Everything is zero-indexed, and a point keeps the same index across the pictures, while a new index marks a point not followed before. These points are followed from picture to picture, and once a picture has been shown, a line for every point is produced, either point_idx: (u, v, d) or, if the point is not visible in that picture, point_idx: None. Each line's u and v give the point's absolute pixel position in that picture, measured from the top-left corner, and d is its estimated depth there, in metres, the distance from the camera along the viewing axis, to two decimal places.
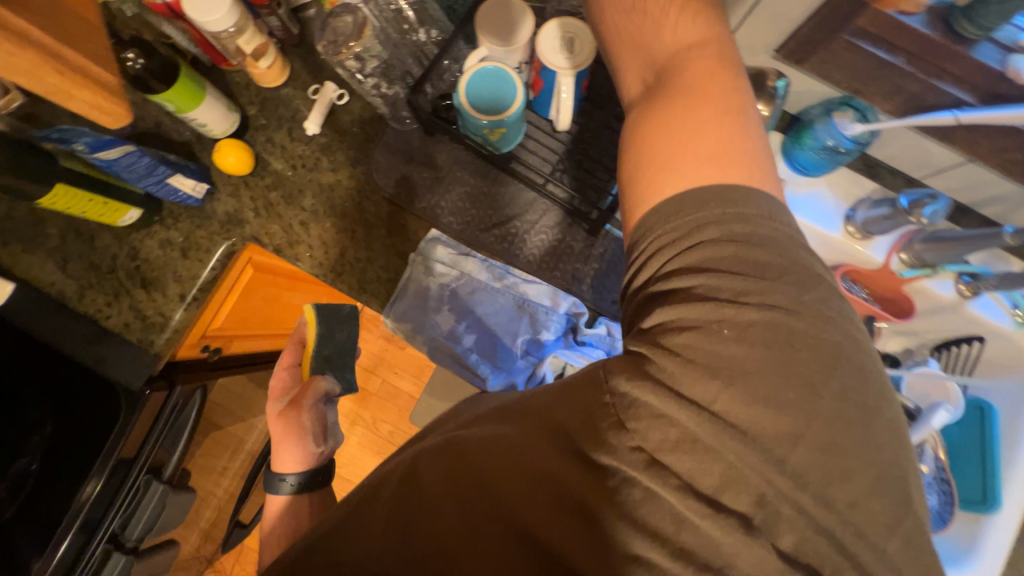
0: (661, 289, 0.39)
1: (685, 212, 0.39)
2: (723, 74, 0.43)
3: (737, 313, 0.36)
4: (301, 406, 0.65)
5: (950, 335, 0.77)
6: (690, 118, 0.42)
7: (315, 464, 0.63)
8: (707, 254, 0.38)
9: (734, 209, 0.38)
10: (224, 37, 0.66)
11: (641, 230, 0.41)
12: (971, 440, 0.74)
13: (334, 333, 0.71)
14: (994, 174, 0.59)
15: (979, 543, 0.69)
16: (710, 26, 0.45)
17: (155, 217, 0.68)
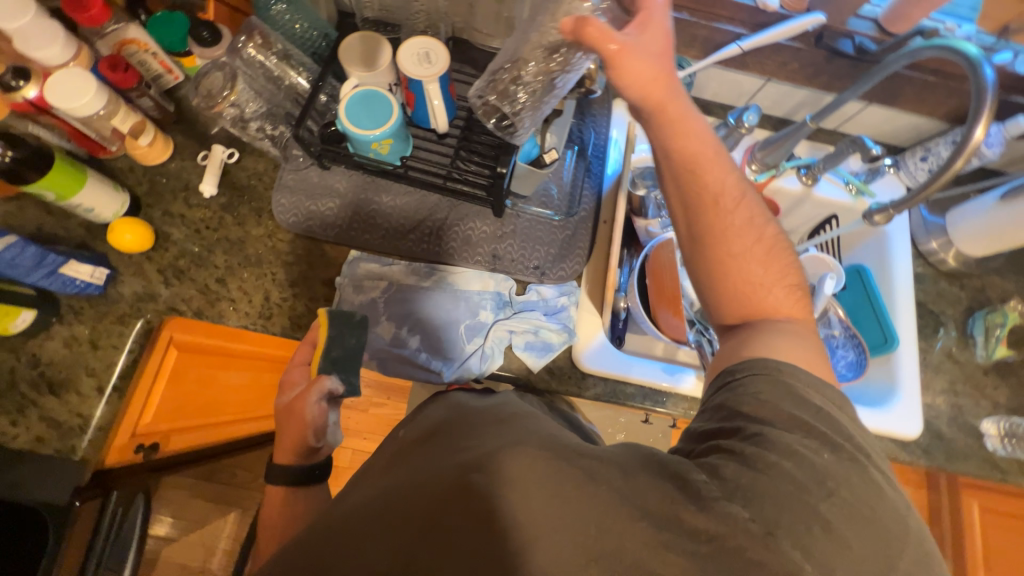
0: (748, 407, 0.46)
1: (777, 371, 0.48)
2: (801, 315, 0.54)
3: (817, 442, 0.43)
4: (306, 402, 0.60)
5: (815, 221, 0.94)
6: (796, 337, 0.51)
7: (312, 459, 0.61)
8: (784, 388, 0.46)
9: (821, 388, 0.47)
10: (95, 121, 0.67)
11: (744, 365, 0.50)
12: (859, 297, 0.86)
13: (347, 336, 0.62)
14: (789, 86, 0.83)
15: (898, 377, 0.80)
16: (793, 286, 0.56)
17: (53, 317, 0.68)
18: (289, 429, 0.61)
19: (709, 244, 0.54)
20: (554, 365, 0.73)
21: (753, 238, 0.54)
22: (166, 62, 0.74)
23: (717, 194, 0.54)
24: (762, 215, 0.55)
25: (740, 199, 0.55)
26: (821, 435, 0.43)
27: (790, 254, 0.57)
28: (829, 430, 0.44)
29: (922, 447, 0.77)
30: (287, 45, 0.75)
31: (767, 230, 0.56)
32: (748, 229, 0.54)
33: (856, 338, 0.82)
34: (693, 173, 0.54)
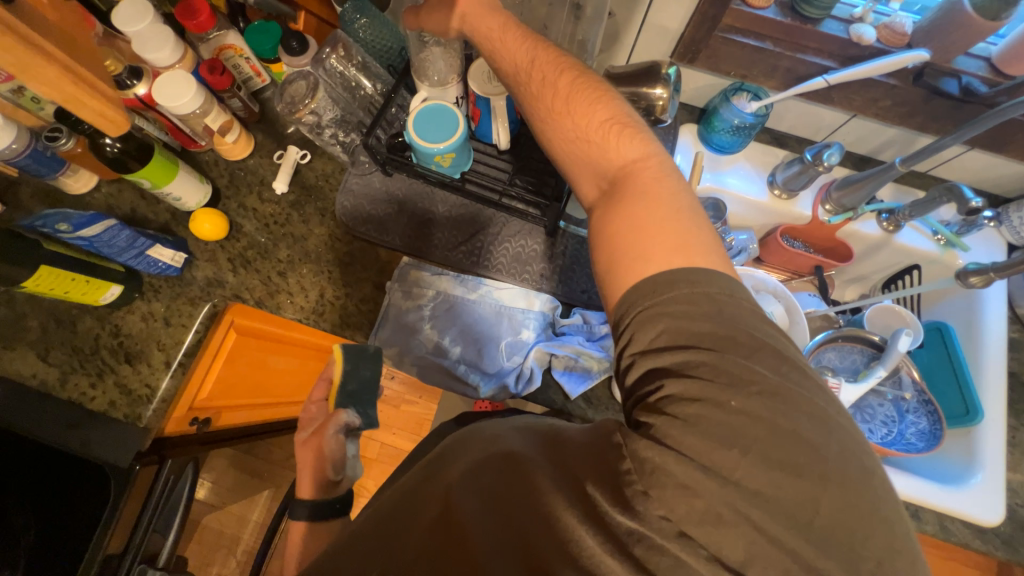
0: (655, 366, 0.43)
1: (660, 292, 0.44)
2: (664, 180, 0.51)
3: (728, 384, 0.40)
4: (324, 434, 0.63)
5: (893, 270, 0.86)
6: (648, 206, 0.48)
7: (330, 493, 0.62)
8: (680, 324, 0.42)
9: (701, 289, 0.43)
10: (191, 118, 0.73)
11: (624, 306, 0.45)
12: (939, 359, 0.78)
13: (362, 368, 0.66)
14: (875, 123, 0.78)
15: (979, 454, 0.71)
16: (640, 135, 0.54)
17: (136, 292, 0.74)
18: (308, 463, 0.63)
19: (551, 134, 0.57)
20: (592, 394, 0.71)
21: (585, 113, 0.55)
22: (257, 66, 0.81)
23: (540, 86, 0.57)
24: (595, 93, 0.56)
25: (574, 97, 0.56)
26: (733, 369, 0.40)
27: (628, 114, 0.55)
28: (738, 355, 0.41)
29: (1003, 537, 0.68)
30: (366, 56, 0.80)
31: (625, 123, 0.54)
32: (580, 111, 0.55)
33: (930, 405, 0.74)
34: (521, 78, 0.59)
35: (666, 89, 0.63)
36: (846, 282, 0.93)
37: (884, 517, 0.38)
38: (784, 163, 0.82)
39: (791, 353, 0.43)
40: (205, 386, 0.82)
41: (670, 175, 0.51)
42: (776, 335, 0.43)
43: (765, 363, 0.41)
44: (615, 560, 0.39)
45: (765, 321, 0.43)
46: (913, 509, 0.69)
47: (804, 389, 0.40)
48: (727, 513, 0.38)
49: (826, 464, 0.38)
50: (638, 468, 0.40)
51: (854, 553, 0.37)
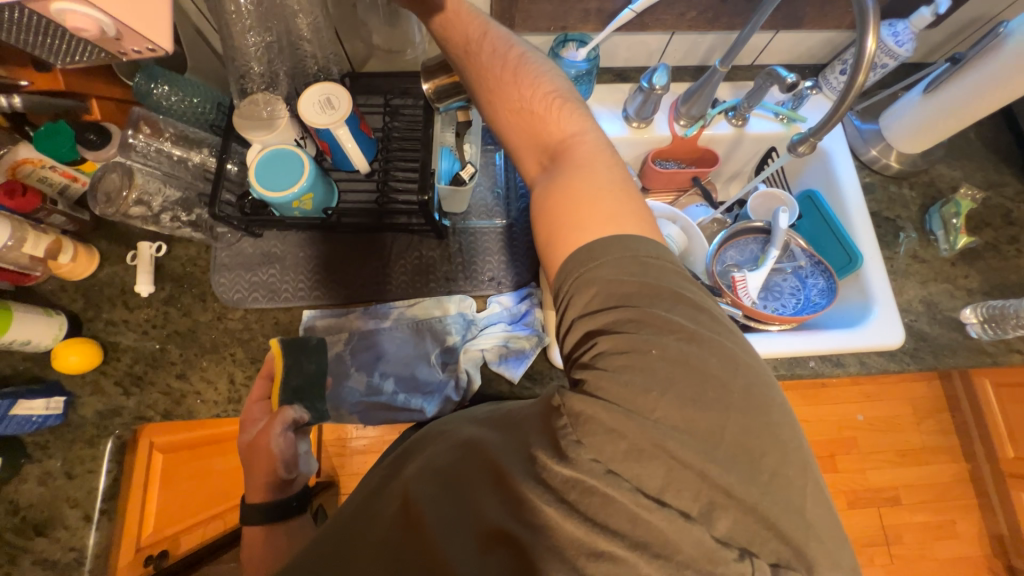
0: (589, 328, 0.42)
1: (594, 257, 0.42)
2: (602, 154, 0.48)
3: (652, 335, 0.40)
4: (270, 434, 0.61)
5: (758, 159, 0.93)
6: (582, 178, 0.46)
7: (286, 491, 0.60)
8: (611, 286, 0.42)
9: (632, 254, 0.42)
10: (6, 253, 0.64)
11: (562, 274, 0.44)
12: (817, 222, 0.86)
13: (304, 362, 0.67)
14: (694, 34, 0.82)
15: (872, 293, 0.79)
16: (579, 111, 0.52)
17: (21, 457, 0.66)
18: (257, 465, 0.60)
19: (493, 104, 0.53)
20: (534, 370, 0.71)
21: (531, 86, 0.52)
22: (68, 171, 0.72)
23: (490, 58, 0.54)
24: (542, 68, 0.54)
25: (523, 72, 0.53)
26: (658, 320, 0.40)
27: (570, 90, 0.54)
28: (660, 310, 0.41)
29: (910, 352, 0.77)
30: (180, 126, 0.74)
31: (569, 104, 0.52)
32: (525, 83, 0.52)
33: (822, 265, 0.82)
34: (471, 48, 0.55)
35: None
36: (726, 181, 1.00)
37: (771, 412, 0.38)
38: (630, 96, 0.85)
39: (710, 305, 0.43)
40: (147, 521, 0.75)
41: (605, 150, 0.49)
42: (696, 293, 0.43)
43: (686, 316, 0.41)
44: (553, 509, 0.38)
45: (686, 281, 0.43)
46: (835, 359, 0.76)
47: (718, 334, 0.41)
48: (634, 463, 0.37)
49: (729, 396, 0.38)
50: (573, 420, 0.38)
51: (748, 444, 0.37)
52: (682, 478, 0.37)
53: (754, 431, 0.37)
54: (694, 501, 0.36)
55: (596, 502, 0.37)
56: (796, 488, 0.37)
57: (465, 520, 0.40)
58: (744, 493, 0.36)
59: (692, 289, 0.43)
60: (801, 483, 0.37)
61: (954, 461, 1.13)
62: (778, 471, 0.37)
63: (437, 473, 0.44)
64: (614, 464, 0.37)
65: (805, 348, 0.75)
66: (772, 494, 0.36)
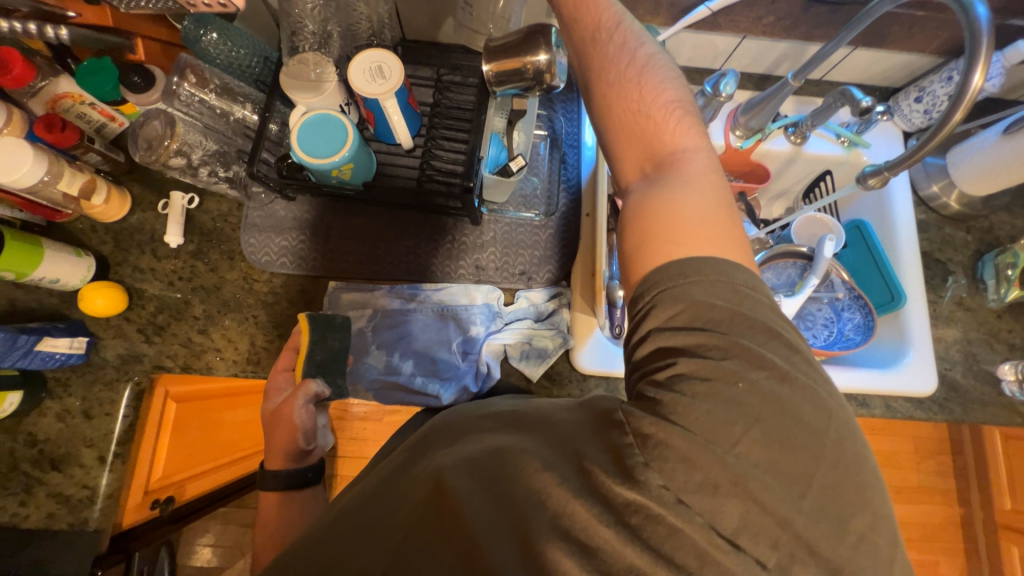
0: (668, 345, 0.41)
1: (685, 275, 0.41)
2: (710, 172, 0.46)
3: (739, 367, 0.38)
4: (292, 406, 0.59)
5: (808, 180, 0.90)
6: (691, 191, 0.44)
7: (303, 462, 0.60)
8: (700, 307, 0.40)
9: (726, 280, 0.41)
10: (40, 189, 0.63)
11: (645, 283, 0.43)
12: (862, 255, 0.82)
13: (330, 338, 0.63)
14: (766, 40, 0.77)
15: (909, 336, 0.77)
16: (697, 126, 0.49)
17: (42, 393, 0.67)
18: (277, 435, 0.59)
19: (610, 98, 0.49)
20: (554, 371, 0.70)
21: (654, 90, 0.48)
22: (106, 110, 0.70)
23: (617, 51, 0.51)
24: (667, 73, 0.50)
25: (647, 71, 0.50)
26: (747, 353, 0.39)
27: (690, 101, 0.50)
28: (750, 344, 0.39)
29: (938, 401, 0.75)
30: (225, 78, 0.72)
31: (685, 113, 0.49)
32: (650, 86, 0.49)
33: (861, 300, 0.79)
34: (597, 36, 0.52)
35: (549, 52, 0.57)
36: (771, 199, 0.96)
37: (851, 465, 0.37)
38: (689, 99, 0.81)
39: (805, 350, 0.41)
40: (157, 467, 0.76)
41: (714, 171, 0.46)
42: (793, 335, 0.41)
43: (777, 352, 0.39)
44: (613, 530, 0.37)
45: (783, 320, 0.41)
46: (860, 398, 0.75)
47: (812, 380, 0.39)
48: (715, 500, 0.36)
49: (823, 446, 0.37)
50: (641, 442, 0.38)
51: (828, 494, 0.37)
52: (759, 520, 0.36)
53: (838, 480, 0.37)
54: (770, 548, 0.36)
55: (660, 531, 0.36)
56: (873, 542, 0.37)
57: (504, 520, 0.40)
58: (821, 539, 0.36)
59: (786, 324, 0.41)
60: (882, 540, 0.37)
61: (949, 504, 1.13)
62: (866, 531, 0.36)
63: (471, 469, 0.43)
64: (685, 495, 0.36)
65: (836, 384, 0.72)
66: (850, 548, 0.36)
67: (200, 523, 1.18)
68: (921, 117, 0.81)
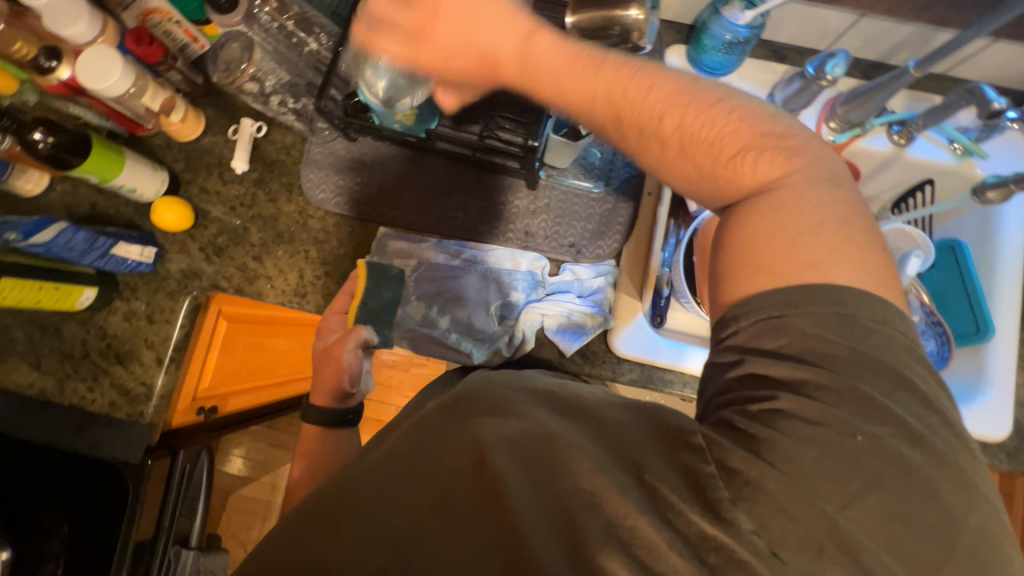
0: (766, 374, 0.38)
1: (796, 304, 0.38)
2: (811, 193, 0.39)
3: (854, 415, 0.35)
4: (343, 348, 0.63)
5: (902, 189, 0.80)
6: (784, 223, 0.39)
7: (345, 402, 0.65)
8: (810, 339, 0.37)
9: (846, 312, 0.37)
10: (127, 100, 0.66)
11: (743, 308, 0.40)
12: (950, 278, 0.74)
13: (384, 288, 0.65)
14: (887, 22, 0.68)
15: (986, 373, 0.69)
16: (772, 143, 0.41)
17: (114, 292, 0.73)
18: (325, 372, 0.65)
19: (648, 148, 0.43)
20: (588, 349, 0.69)
21: (710, 127, 0.40)
22: (190, 30, 0.72)
23: (639, 95, 0.42)
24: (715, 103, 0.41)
25: (692, 110, 0.41)
26: (861, 398, 0.36)
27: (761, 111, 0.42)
28: (863, 385, 0.36)
29: (1009, 450, 0.68)
30: (304, 8, 0.72)
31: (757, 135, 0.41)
32: (699, 128, 0.41)
33: (940, 327, 0.71)
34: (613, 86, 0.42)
35: (643, 9, 0.52)
36: None
37: (920, 501, 0.34)
38: (786, 80, 0.74)
39: (939, 393, 0.37)
40: (205, 376, 0.82)
41: (823, 181, 0.40)
42: (927, 371, 0.37)
43: (908, 407, 0.36)
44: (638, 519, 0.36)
45: (917, 355, 0.38)
46: None
47: (904, 412, 0.35)
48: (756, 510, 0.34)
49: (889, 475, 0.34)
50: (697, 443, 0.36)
51: (886, 528, 0.33)
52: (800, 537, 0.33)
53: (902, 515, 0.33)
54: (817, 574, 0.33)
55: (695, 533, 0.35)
56: None
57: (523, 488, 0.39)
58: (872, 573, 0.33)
59: (924, 377, 0.37)
60: None
61: None
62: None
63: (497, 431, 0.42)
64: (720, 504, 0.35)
65: None
66: None
67: (236, 435, 1.28)
68: None
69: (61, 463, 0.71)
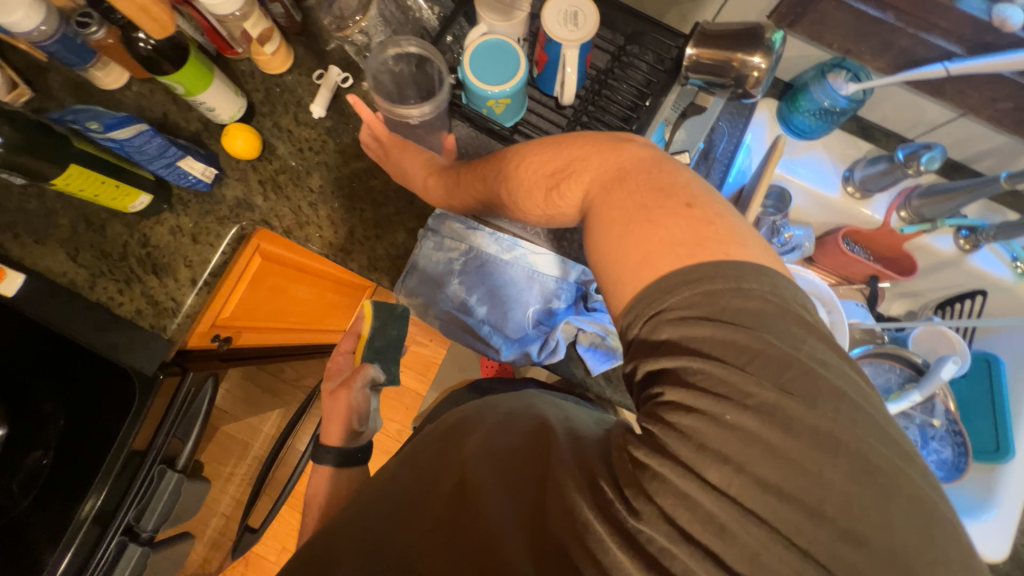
0: (661, 375, 0.42)
1: (662, 297, 0.41)
2: (662, 196, 0.45)
3: (736, 399, 0.39)
4: (350, 388, 0.67)
5: (952, 292, 0.81)
6: (644, 231, 0.44)
7: (353, 443, 0.67)
8: (692, 334, 0.40)
9: (715, 295, 0.40)
10: (229, 21, 0.66)
11: (629, 320, 0.43)
12: (979, 391, 0.75)
13: (390, 327, 0.73)
14: (985, 127, 0.68)
15: (997, 493, 0.69)
16: (620, 155, 0.49)
17: (164, 204, 0.73)
18: (334, 415, 0.68)
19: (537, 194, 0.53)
20: (614, 372, 0.69)
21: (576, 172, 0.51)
22: None
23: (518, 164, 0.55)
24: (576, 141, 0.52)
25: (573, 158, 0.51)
26: (746, 383, 0.39)
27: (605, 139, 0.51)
28: (763, 370, 0.39)
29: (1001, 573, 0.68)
30: None
31: (613, 159, 0.49)
32: (567, 165, 0.51)
33: (958, 436, 0.72)
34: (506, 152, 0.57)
35: (767, 58, 0.52)
36: (896, 296, 0.88)
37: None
38: (871, 159, 0.73)
39: (850, 389, 0.39)
40: (228, 306, 0.82)
41: (654, 186, 0.46)
42: (840, 369, 0.39)
43: (862, 429, 0.38)
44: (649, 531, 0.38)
45: (830, 351, 0.40)
46: None
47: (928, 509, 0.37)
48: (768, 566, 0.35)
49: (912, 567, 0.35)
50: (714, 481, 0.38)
51: None
52: None
53: None
54: None
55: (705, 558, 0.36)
56: None
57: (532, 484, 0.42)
58: None
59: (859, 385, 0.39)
60: None
61: None
62: None
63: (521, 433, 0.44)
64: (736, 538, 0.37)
65: None
66: None
67: None
68: None
69: (72, 357, 0.71)
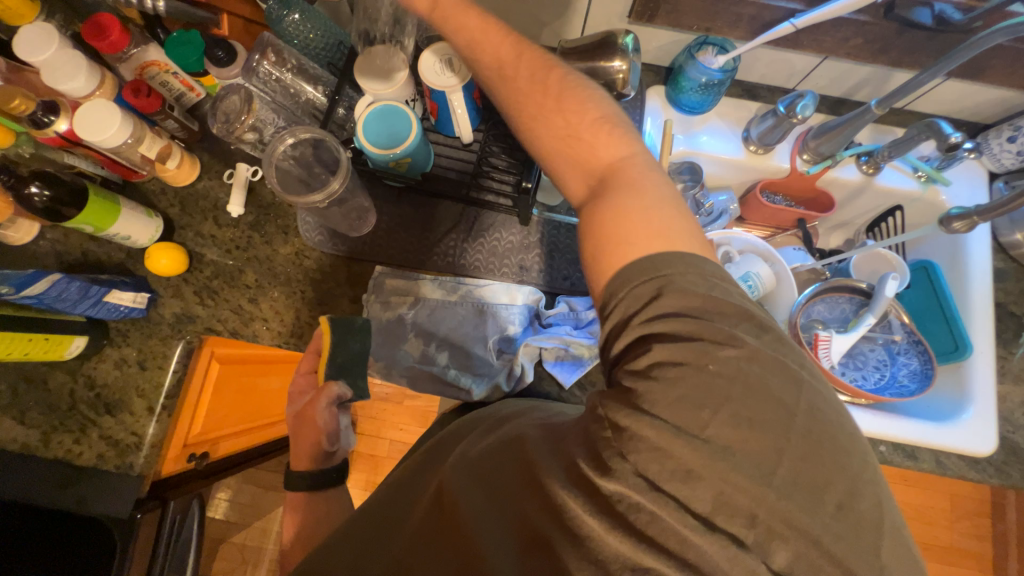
0: (645, 334, 0.41)
1: (657, 269, 0.42)
2: (650, 174, 0.48)
3: (710, 347, 0.39)
4: (317, 407, 0.62)
5: (875, 214, 0.85)
6: (635, 199, 0.46)
7: (326, 462, 0.63)
8: (682, 294, 0.41)
9: (698, 271, 0.42)
10: (124, 150, 0.67)
11: (619, 282, 0.43)
12: (928, 298, 0.77)
13: (351, 342, 0.63)
14: (848, 63, 0.74)
15: (971, 389, 0.72)
16: (626, 131, 0.51)
17: (103, 340, 0.71)
18: (303, 434, 0.63)
19: (536, 128, 0.52)
20: (586, 380, 0.69)
21: (578, 111, 0.51)
22: (187, 80, 0.74)
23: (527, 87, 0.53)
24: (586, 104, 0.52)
25: (579, 111, 0.51)
26: (722, 332, 0.39)
27: (619, 113, 0.52)
28: (726, 323, 0.40)
29: (996, 464, 0.70)
30: (301, 59, 0.76)
31: (625, 141, 0.50)
32: (571, 108, 0.51)
33: (920, 345, 0.75)
34: (507, 71, 0.54)
35: (626, 60, 0.57)
36: (830, 230, 0.92)
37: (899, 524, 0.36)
38: (760, 117, 0.78)
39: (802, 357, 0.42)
40: (196, 421, 0.80)
41: (656, 170, 0.49)
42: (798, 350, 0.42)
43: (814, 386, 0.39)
44: (622, 535, 0.38)
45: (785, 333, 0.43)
46: (908, 450, 0.70)
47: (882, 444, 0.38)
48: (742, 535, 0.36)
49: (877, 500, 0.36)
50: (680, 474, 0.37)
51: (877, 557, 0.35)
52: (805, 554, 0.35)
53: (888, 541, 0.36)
54: None
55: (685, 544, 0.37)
56: None
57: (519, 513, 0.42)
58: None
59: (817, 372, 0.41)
60: None
61: None
62: None
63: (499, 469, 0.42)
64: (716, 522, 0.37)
65: (883, 432, 0.68)
66: None
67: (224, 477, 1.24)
68: (1012, 158, 0.76)
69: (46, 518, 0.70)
